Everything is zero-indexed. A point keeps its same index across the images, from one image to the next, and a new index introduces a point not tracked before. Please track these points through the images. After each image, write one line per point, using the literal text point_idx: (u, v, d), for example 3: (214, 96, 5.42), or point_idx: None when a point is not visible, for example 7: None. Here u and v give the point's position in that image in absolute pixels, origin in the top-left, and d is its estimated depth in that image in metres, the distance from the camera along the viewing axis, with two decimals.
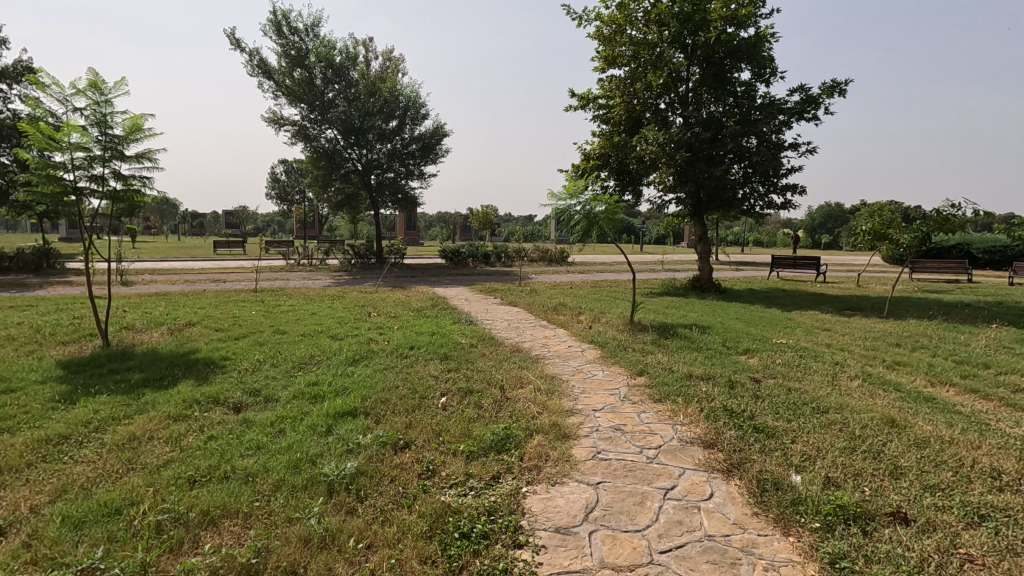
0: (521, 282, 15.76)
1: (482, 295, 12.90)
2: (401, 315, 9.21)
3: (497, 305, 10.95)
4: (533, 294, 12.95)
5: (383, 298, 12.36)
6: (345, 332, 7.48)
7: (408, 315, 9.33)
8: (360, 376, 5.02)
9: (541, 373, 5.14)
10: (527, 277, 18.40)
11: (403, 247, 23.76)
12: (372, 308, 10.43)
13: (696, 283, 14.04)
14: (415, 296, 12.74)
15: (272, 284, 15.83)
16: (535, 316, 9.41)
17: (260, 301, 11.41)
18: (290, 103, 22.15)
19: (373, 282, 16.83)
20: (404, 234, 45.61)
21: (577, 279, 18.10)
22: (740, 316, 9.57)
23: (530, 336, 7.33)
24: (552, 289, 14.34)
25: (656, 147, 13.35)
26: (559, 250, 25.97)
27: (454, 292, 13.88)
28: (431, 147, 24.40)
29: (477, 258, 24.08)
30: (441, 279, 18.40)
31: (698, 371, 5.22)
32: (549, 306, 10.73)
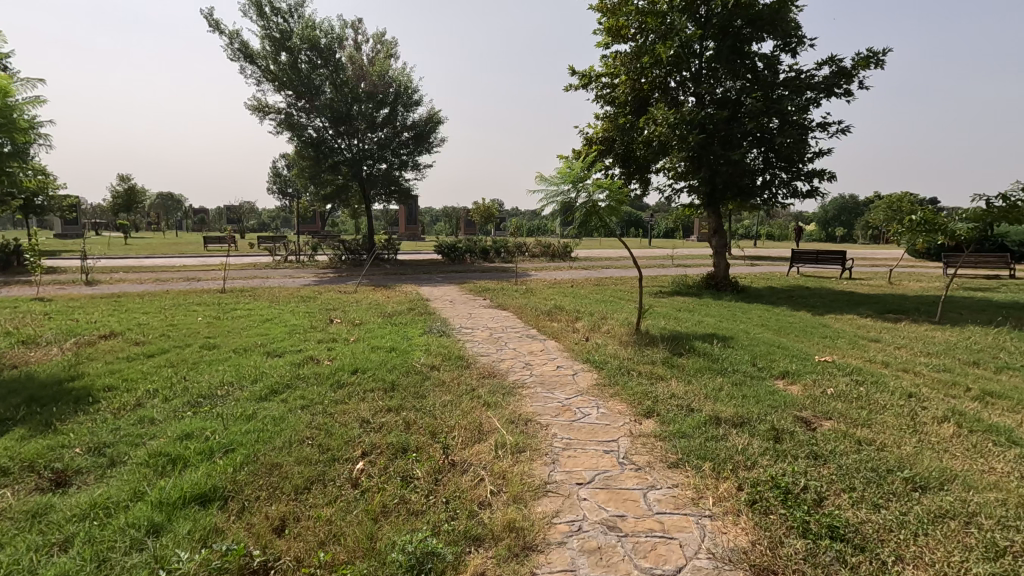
0: (517, 281, 14.41)
1: (471, 296, 11.60)
2: (368, 322, 7.90)
3: (484, 308, 9.64)
4: (528, 294, 11.64)
5: (359, 299, 11.06)
6: (287, 346, 6.17)
7: (377, 321, 8.02)
8: (264, 420, 3.67)
9: (512, 415, 3.78)
10: (525, 273, 17.03)
11: (397, 242, 22.47)
12: (341, 312, 9.14)
13: (710, 281, 12.62)
14: (395, 297, 11.42)
15: (246, 283, 14.58)
16: (523, 322, 8.07)
17: (217, 304, 10.10)
18: (275, 89, 20.87)
19: (356, 280, 15.54)
20: (405, 229, 44.41)
21: (579, 276, 16.70)
22: (766, 321, 8.17)
23: (511, 351, 5.99)
24: (550, 288, 12.98)
25: (666, 128, 11.92)
26: (562, 245, 24.55)
27: (440, 292, 12.55)
28: (425, 136, 23.03)
29: (475, 254, 22.72)
30: (433, 276, 17.11)
31: (727, 411, 3.82)
32: (543, 309, 9.40)
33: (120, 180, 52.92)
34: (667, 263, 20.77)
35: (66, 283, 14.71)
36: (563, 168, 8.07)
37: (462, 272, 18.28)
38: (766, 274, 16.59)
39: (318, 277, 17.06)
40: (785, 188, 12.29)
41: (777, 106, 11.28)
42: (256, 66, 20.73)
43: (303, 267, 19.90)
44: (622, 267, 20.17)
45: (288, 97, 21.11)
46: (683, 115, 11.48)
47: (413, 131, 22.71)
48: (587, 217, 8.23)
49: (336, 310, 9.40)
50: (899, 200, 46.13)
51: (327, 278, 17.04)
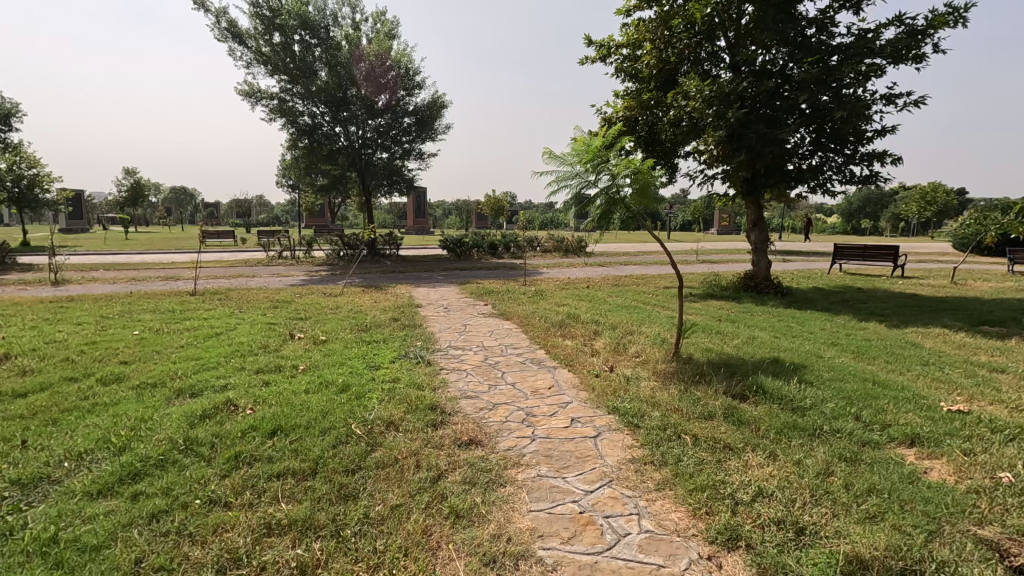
0: (525, 281, 12.80)
1: (472, 300, 10.06)
2: (337, 338, 6.37)
3: (483, 317, 8.07)
4: (538, 299, 10.04)
5: (340, 305, 9.56)
6: (210, 381, 4.63)
7: (347, 337, 6.45)
8: (58, 559, 2.11)
9: (495, 548, 2.18)
10: (535, 272, 15.45)
11: (399, 237, 21.01)
12: (310, 322, 7.63)
13: (747, 282, 10.93)
14: (381, 302, 9.86)
15: (226, 283, 13.14)
16: (527, 339, 6.47)
17: (171, 312, 8.60)
18: (267, 73, 19.38)
19: (348, 280, 14.06)
20: (414, 223, 42.98)
21: (596, 274, 15.07)
22: (834, 338, 6.49)
23: (507, 390, 4.38)
24: (562, 290, 11.40)
25: (698, 105, 10.17)
26: (576, 239, 22.88)
27: (437, 295, 10.99)
28: (428, 122, 21.41)
29: (482, 249, 21.13)
30: (434, 275, 15.56)
31: (869, 540, 2.20)
32: (555, 318, 7.79)
33: (124, 175, 51.76)
34: (690, 260, 19.01)
35: (32, 284, 13.38)
36: (579, 142, 6.41)
37: (466, 270, 16.74)
38: (806, 273, 14.82)
39: (310, 275, 15.66)
40: (837, 173, 10.47)
41: (835, 75, 9.46)
42: (246, 47, 19.24)
43: (298, 264, 18.52)
44: (642, 264, 18.47)
45: (280, 81, 19.60)
46: (722, 86, 9.68)
47: (416, 118, 21.13)
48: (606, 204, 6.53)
49: (305, 320, 7.86)
50: (934, 189, 43.61)
51: (321, 275, 15.63)
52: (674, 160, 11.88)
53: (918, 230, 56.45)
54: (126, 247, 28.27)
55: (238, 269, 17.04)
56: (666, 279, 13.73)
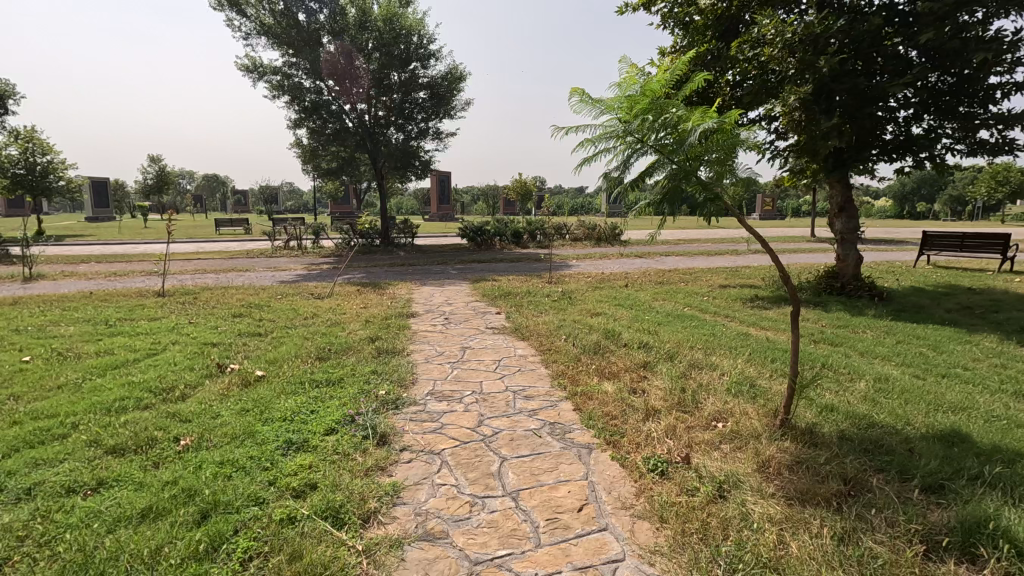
0: (551, 278, 10.74)
1: (481, 305, 8.10)
2: (275, 376, 4.49)
3: (490, 334, 6.08)
4: (565, 304, 8.02)
5: (318, 312, 7.71)
6: (15, 477, 2.78)
7: (290, 373, 4.56)
8: None
9: None
10: (563, 266, 13.39)
11: (415, 225, 19.20)
12: (262, 343, 5.78)
13: (830, 283, 8.67)
14: (370, 308, 7.97)
15: (208, 280, 11.44)
16: (546, 377, 4.47)
17: (104, 324, 6.86)
18: (268, 45, 17.56)
19: (349, 276, 12.23)
20: (437, 209, 41.07)
21: (634, 270, 12.89)
22: (1011, 380, 4.31)
23: (504, 517, 2.39)
24: (595, 291, 9.35)
25: (777, 54, 7.91)
26: (610, 226, 20.65)
27: (441, 296, 9.09)
28: (445, 97, 19.42)
29: (505, 238, 19.15)
30: (447, 269, 13.66)
31: None
32: (586, 337, 5.77)
33: (149, 162, 51.28)
34: (742, 252, 16.57)
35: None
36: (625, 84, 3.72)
37: (484, 263, 14.75)
38: (889, 267, 12.37)
39: (311, 268, 13.97)
40: (952, 141, 8.09)
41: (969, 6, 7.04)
42: (245, 16, 17.47)
43: (303, 256, 16.87)
44: (685, 256, 16.15)
45: (283, 54, 17.79)
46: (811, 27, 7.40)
47: (432, 93, 19.18)
48: (678, 188, 3.68)
49: (255, 339, 6.01)
50: (1007, 168, 39.40)
51: (323, 269, 13.94)
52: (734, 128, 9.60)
53: (983, 213, 51.89)
54: (137, 237, 27.12)
55: (236, 262, 15.49)
56: (721, 277, 11.52)
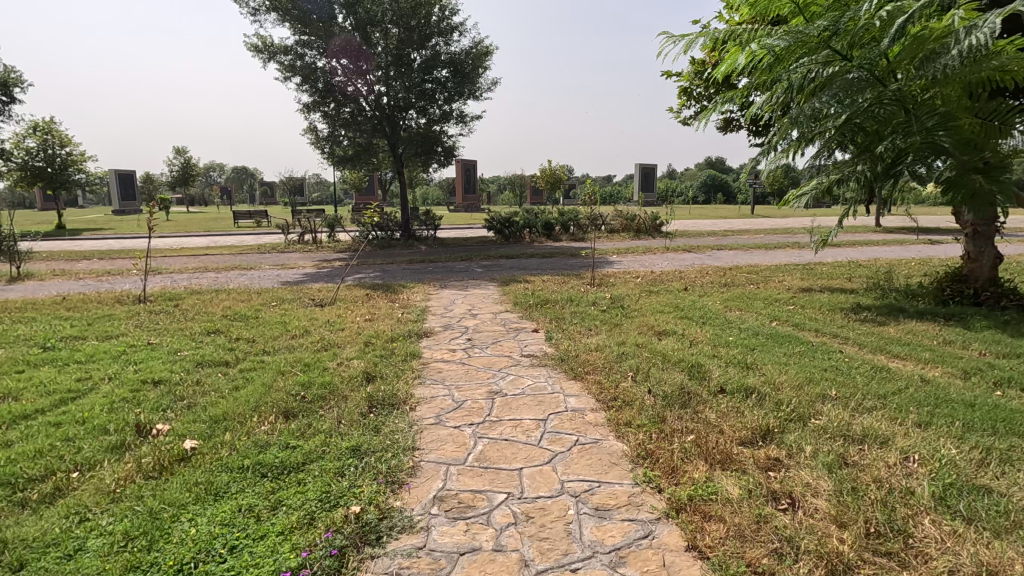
0: (594, 280, 9.12)
1: (512, 317, 6.54)
2: (200, 458, 2.90)
3: (528, 368, 4.50)
4: (618, 318, 6.37)
5: (311, 328, 6.20)
6: None
7: (226, 454, 2.95)
8: None
9: None
10: (605, 264, 11.73)
11: (437, 217, 17.73)
12: (216, 385, 4.23)
13: (956, 289, 6.82)
14: (377, 322, 6.46)
15: (201, 282, 10.08)
16: (623, 461, 2.84)
17: (40, 345, 5.44)
18: (278, 21, 16.19)
19: (361, 276, 10.76)
20: (463, 200, 39.57)
21: (688, 268, 11.14)
22: None
23: None
24: (650, 299, 7.67)
25: None
26: (650, 216, 18.86)
27: (464, 303, 7.55)
28: (470, 74, 17.80)
29: (536, 230, 17.54)
30: (473, 266, 12.13)
31: None
32: (664, 377, 4.10)
33: (174, 154, 50.99)
34: (805, 245, 14.61)
35: None
36: None
37: (514, 259, 13.18)
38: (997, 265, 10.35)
39: (322, 265, 12.61)
40: None
41: None
42: None
43: (317, 251, 15.54)
44: (740, 250, 14.26)
45: (297, 32, 16.37)
46: None
47: (456, 72, 17.58)
48: None
49: (212, 375, 4.49)
50: None
51: (335, 266, 12.56)
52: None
53: None
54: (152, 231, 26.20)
55: (243, 258, 14.25)
56: (795, 278, 9.72)
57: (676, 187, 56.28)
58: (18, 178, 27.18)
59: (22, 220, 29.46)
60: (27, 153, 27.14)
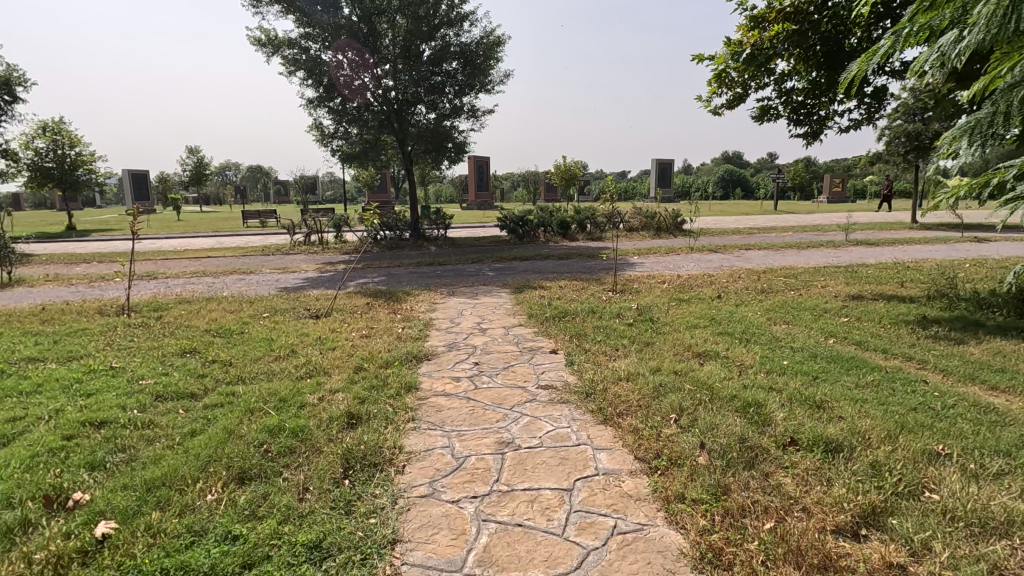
0: (615, 287, 8.31)
1: (527, 332, 5.76)
2: (104, 559, 2.13)
3: (546, 406, 3.70)
4: (649, 336, 5.56)
5: (297, 347, 5.47)
6: None
7: (141, 551, 2.18)
8: None
9: None
10: (625, 267, 10.90)
11: (447, 216, 17.00)
12: (167, 429, 3.50)
13: None
14: (373, 339, 5.73)
15: (193, 289, 9.43)
16: (681, 568, 2.05)
17: None
18: (280, 13, 15.51)
19: (364, 282, 10.05)
20: (476, 197, 38.80)
21: (717, 270, 10.26)
22: None
23: None
24: (682, 310, 6.84)
25: None
26: (670, 213, 17.94)
27: (472, 315, 6.77)
28: (481, 67, 17.00)
29: (551, 229, 16.73)
30: (484, 269, 11.38)
31: None
32: (719, 423, 3.28)
33: (187, 153, 50.90)
34: (840, 244, 13.64)
35: None
36: None
37: (528, 261, 12.40)
38: None
39: (325, 268, 11.94)
40: None
41: None
42: None
43: (323, 253, 14.90)
44: (770, 250, 13.34)
45: (300, 24, 15.67)
46: None
47: (466, 64, 16.75)
48: None
49: (167, 415, 3.75)
50: None
51: (338, 270, 11.90)
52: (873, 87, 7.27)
53: None
54: (160, 232, 25.78)
55: (244, 261, 13.66)
56: (838, 282, 8.81)
57: (693, 182, 55.03)
58: (28, 180, 26.97)
59: (34, 221, 29.37)
60: (37, 154, 26.90)
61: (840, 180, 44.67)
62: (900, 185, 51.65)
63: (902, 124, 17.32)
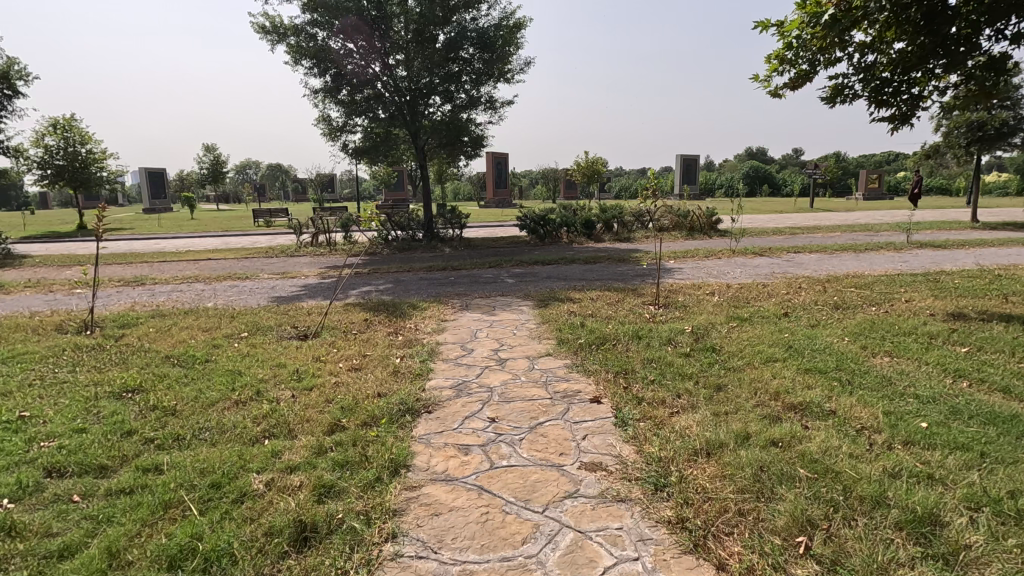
0: (657, 302, 7.04)
1: (557, 368, 4.52)
2: None
3: (596, 509, 2.47)
4: (717, 374, 4.29)
5: (266, 388, 4.30)
6: None
7: None
8: None
9: None
10: (663, 274, 9.59)
11: (463, 216, 15.83)
12: (28, 545, 2.32)
13: None
14: (363, 375, 4.54)
15: (176, 299, 8.39)
16: None
17: None
18: None
19: (367, 291, 8.91)
20: (494, 195, 37.59)
21: (772, 279, 8.90)
22: None
23: None
24: (748, 333, 5.54)
25: None
26: (705, 212, 16.52)
27: (489, 338, 5.58)
28: (501, 54, 15.76)
29: (574, 229, 15.45)
30: (503, 276, 10.17)
31: None
32: (888, 564, 2.01)
33: (203, 151, 50.54)
34: (901, 247, 12.16)
35: None
36: None
37: (551, 265, 11.18)
38: None
39: (328, 274, 10.84)
40: None
41: None
42: None
43: (329, 255, 13.86)
44: (822, 253, 11.93)
45: (306, 9, 14.56)
46: None
47: (484, 50, 15.51)
48: None
49: (43, 513, 2.58)
50: None
51: (342, 276, 10.80)
52: (971, 61, 6.17)
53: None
54: (170, 231, 25.07)
55: (244, 265, 12.68)
56: (922, 295, 7.42)
57: (718, 179, 53.20)
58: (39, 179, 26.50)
59: (46, 220, 28.95)
60: (47, 152, 26.40)
61: (876, 176, 42.56)
62: (937, 182, 49.18)
63: (967, 113, 15.61)
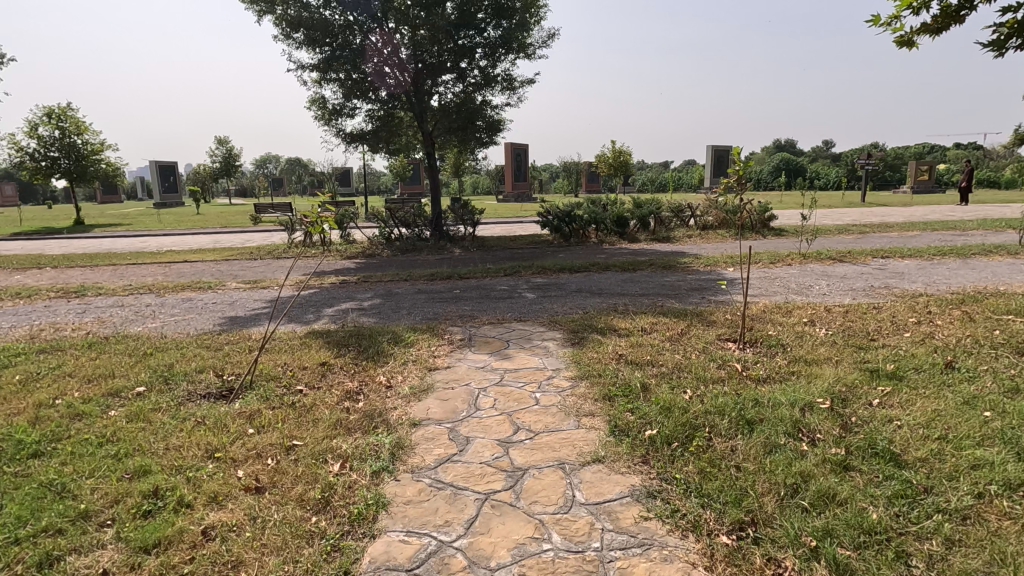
0: (741, 341, 4.89)
1: (619, 506, 2.42)
2: None
3: None
4: (943, 542, 2.15)
5: (71, 548, 2.28)
6: None
7: None
8: None
9: None
10: (728, 289, 7.42)
11: (476, 212, 13.78)
12: None
13: None
14: (263, 513, 2.51)
15: (96, 324, 6.48)
16: None
17: None
18: None
19: (344, 313, 6.89)
20: (512, 188, 35.42)
21: (880, 299, 6.67)
22: None
23: None
24: (924, 410, 3.34)
25: None
26: (757, 207, 14.17)
27: (497, 414, 3.48)
28: (522, 25, 13.62)
29: (604, 227, 13.29)
30: (521, 289, 8.08)
31: None
32: None
33: (215, 144, 49.17)
34: (1018, 252, 9.72)
35: None
36: None
37: (582, 274, 9.04)
38: None
39: (307, 283, 8.86)
40: None
41: None
42: None
43: (319, 259, 11.92)
44: (919, 259, 9.58)
45: None
46: None
47: (500, 19, 13.34)
48: None
49: None
50: None
51: (324, 286, 8.82)
52: None
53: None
54: (166, 228, 23.46)
55: (217, 271, 10.79)
56: None
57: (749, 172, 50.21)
58: (34, 171, 25.12)
59: (43, 217, 27.61)
60: (41, 144, 24.99)
61: (926, 167, 39.33)
62: (987, 174, 45.57)
63: None
